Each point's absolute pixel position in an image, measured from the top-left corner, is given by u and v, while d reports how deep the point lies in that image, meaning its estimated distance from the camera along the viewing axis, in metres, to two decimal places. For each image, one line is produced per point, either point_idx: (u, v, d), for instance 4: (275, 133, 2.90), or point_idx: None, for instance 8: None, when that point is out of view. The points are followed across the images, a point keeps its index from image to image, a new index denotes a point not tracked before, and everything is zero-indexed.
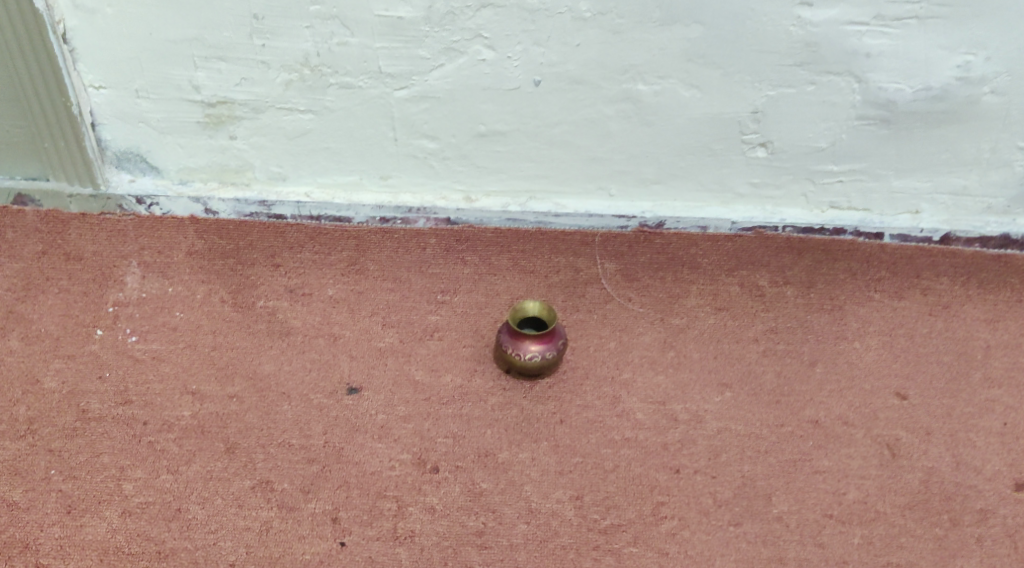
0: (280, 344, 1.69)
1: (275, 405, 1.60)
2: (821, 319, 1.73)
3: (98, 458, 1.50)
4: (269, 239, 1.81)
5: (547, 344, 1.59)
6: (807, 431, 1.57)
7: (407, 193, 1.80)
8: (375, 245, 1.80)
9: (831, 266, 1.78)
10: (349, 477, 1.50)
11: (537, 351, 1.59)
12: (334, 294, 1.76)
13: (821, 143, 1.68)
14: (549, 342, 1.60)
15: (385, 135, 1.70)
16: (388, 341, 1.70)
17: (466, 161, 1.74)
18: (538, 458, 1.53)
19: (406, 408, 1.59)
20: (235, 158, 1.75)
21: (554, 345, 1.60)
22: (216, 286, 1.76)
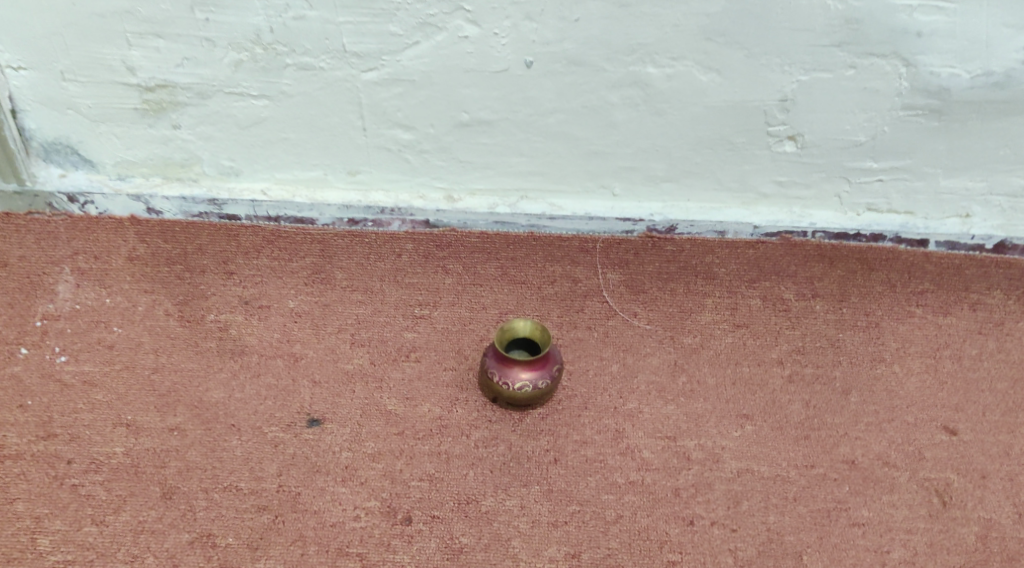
0: (232, 366, 1.47)
1: (223, 440, 1.37)
2: (855, 339, 1.50)
3: (12, 505, 1.29)
4: (221, 242, 1.58)
5: (539, 371, 1.37)
6: (842, 473, 1.35)
7: (378, 191, 1.56)
8: (343, 251, 1.57)
9: (867, 276, 1.55)
10: (306, 530, 1.28)
11: (527, 378, 1.36)
12: (295, 307, 1.53)
13: (860, 136, 1.44)
14: (541, 368, 1.37)
15: (352, 125, 1.46)
16: (357, 362, 1.47)
17: (447, 154, 1.50)
18: (528, 506, 1.31)
19: (376, 444, 1.37)
20: (179, 150, 1.52)
21: (547, 372, 1.37)
22: (161, 296, 1.53)
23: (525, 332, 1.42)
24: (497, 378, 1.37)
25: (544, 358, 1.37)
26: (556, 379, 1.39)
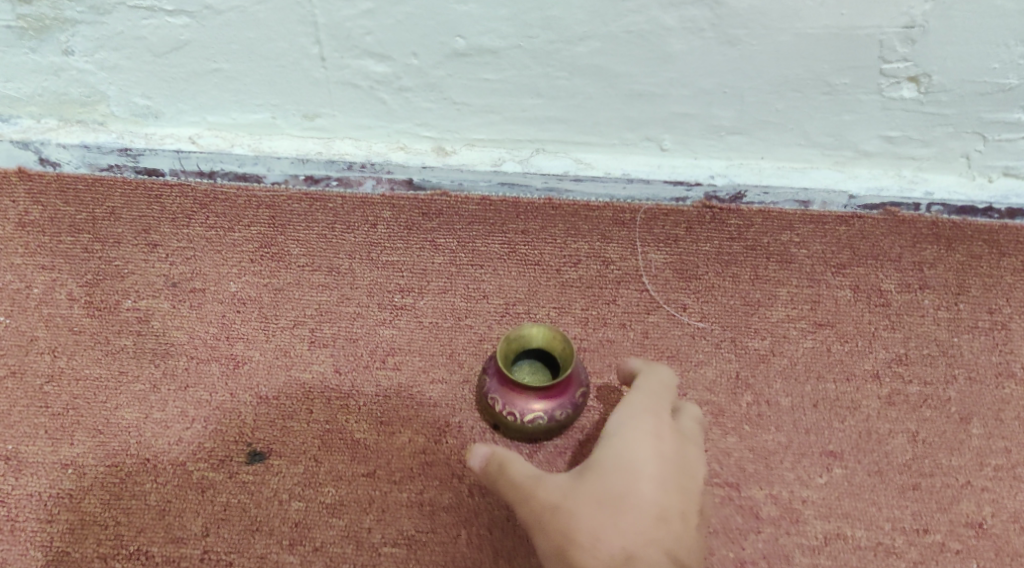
0: (151, 373, 1.11)
1: (133, 483, 1.04)
2: (978, 346, 1.13)
3: None
4: (139, 205, 1.20)
5: (554, 401, 1.00)
6: (965, 544, 1.01)
7: (343, 138, 1.18)
8: (300, 219, 1.19)
9: (996, 262, 1.17)
10: None
11: (537, 410, 1.00)
12: (238, 291, 1.16)
13: (1010, 79, 1.04)
14: (557, 396, 1.00)
15: (306, 52, 1.07)
16: (316, 370, 1.11)
17: (436, 93, 1.10)
18: None
19: (338, 491, 1.03)
20: (77, 83, 1.13)
21: (565, 401, 1.01)
22: (63, 275, 1.16)
23: (540, 342, 1.05)
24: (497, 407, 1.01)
25: (563, 383, 1.00)
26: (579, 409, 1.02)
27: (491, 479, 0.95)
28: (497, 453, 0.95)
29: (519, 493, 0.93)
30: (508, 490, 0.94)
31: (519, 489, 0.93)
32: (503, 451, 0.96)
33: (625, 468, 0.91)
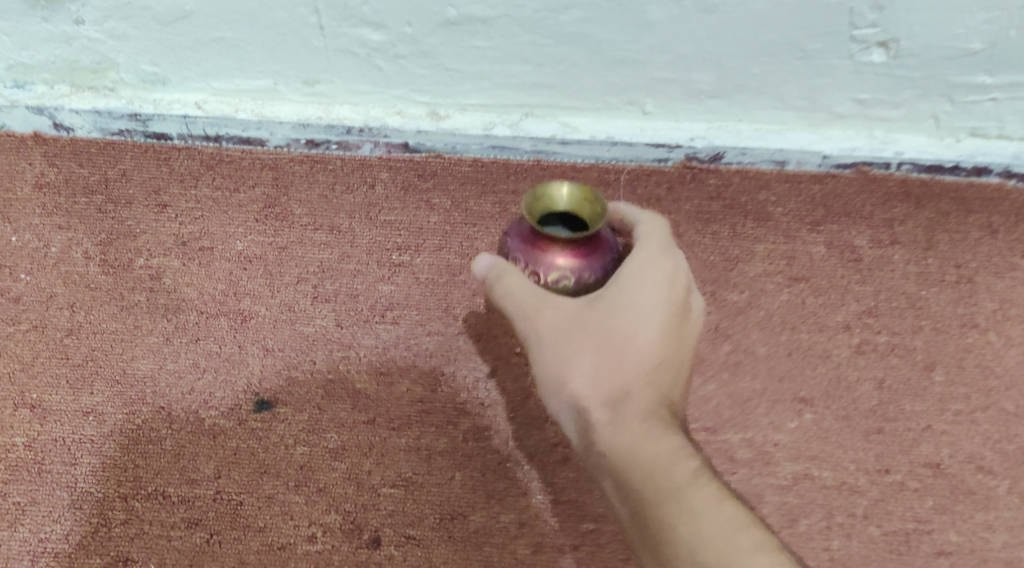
0: (164, 326, 1.18)
1: (150, 428, 1.12)
2: (944, 297, 1.19)
3: None
4: (149, 168, 1.26)
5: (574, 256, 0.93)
6: (923, 482, 1.09)
7: (343, 104, 1.22)
8: (302, 180, 1.25)
9: (963, 219, 1.22)
10: (247, 555, 1.06)
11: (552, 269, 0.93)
12: (245, 249, 1.22)
13: (974, 44, 1.08)
14: (578, 250, 0.94)
15: (305, 22, 1.12)
16: (319, 324, 1.18)
17: (429, 61, 1.16)
18: (528, 523, 1.08)
19: (340, 437, 1.11)
20: (87, 51, 1.18)
21: (588, 258, 0.94)
22: (79, 235, 1.23)
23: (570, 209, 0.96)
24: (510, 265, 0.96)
25: (584, 237, 0.93)
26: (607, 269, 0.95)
27: (495, 287, 0.96)
28: (505, 263, 0.96)
29: (525, 316, 0.96)
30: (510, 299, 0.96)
31: (526, 312, 0.95)
32: (505, 262, 0.96)
33: (634, 315, 0.96)
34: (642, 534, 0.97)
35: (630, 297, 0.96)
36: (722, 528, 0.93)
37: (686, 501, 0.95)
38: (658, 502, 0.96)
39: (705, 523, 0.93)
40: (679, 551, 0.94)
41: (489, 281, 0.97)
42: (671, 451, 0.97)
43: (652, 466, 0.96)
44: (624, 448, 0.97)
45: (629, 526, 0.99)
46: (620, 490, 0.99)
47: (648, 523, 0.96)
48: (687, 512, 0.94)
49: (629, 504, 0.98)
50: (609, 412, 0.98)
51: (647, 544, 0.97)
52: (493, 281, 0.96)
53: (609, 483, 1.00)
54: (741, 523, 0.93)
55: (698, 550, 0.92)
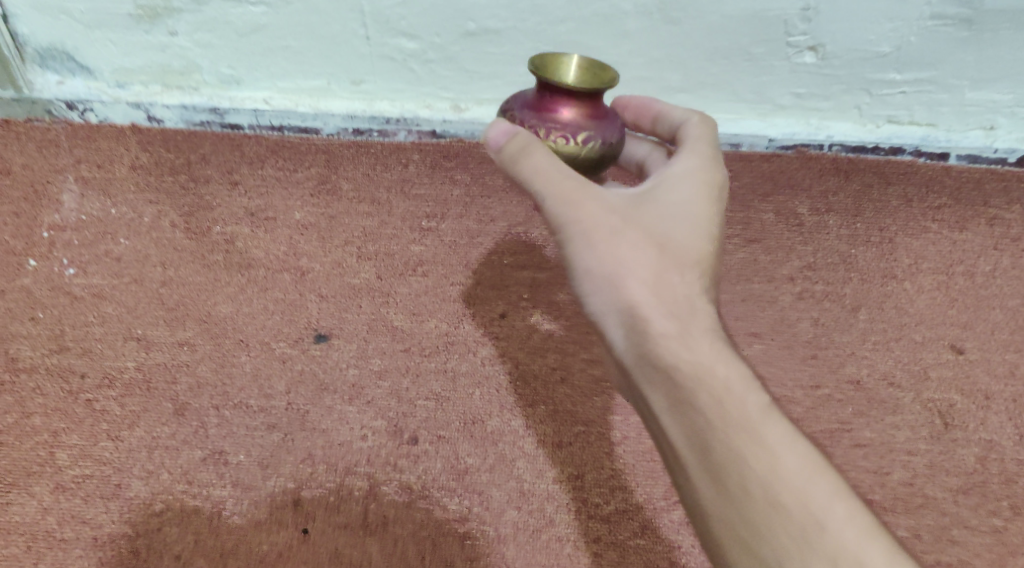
0: (240, 280, 1.46)
1: (231, 355, 1.39)
2: (868, 254, 1.47)
3: (28, 420, 1.31)
4: (224, 152, 1.54)
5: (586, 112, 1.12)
6: (847, 394, 1.35)
7: (384, 100, 1.52)
8: (348, 161, 1.53)
9: (884, 191, 1.51)
10: (314, 449, 1.28)
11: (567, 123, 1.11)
12: (301, 219, 1.50)
13: (884, 47, 1.38)
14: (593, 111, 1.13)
15: (355, 33, 1.41)
16: (364, 276, 1.46)
17: (453, 64, 1.45)
18: (533, 426, 1.31)
19: (382, 361, 1.38)
20: (178, 57, 1.47)
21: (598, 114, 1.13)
22: (165, 207, 1.51)
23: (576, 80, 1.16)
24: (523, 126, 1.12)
25: (596, 98, 1.13)
26: (611, 129, 1.14)
27: (531, 176, 1.07)
28: (536, 149, 1.08)
29: (580, 211, 1.06)
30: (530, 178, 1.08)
31: (581, 206, 1.07)
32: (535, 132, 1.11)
33: (690, 230, 1.08)
34: (692, 458, 1.05)
35: (683, 206, 1.09)
36: (801, 467, 1.02)
37: (757, 432, 1.03)
38: (722, 428, 1.03)
39: (772, 453, 1.02)
40: (744, 477, 1.02)
41: (518, 165, 1.08)
42: (732, 377, 1.05)
43: (718, 388, 1.04)
44: (681, 365, 1.05)
45: (678, 453, 1.06)
46: (672, 411, 1.06)
47: (705, 448, 1.04)
48: (757, 442, 1.03)
49: (677, 423, 1.06)
50: (665, 328, 1.06)
51: (694, 466, 1.05)
52: (523, 168, 1.08)
53: (659, 402, 1.07)
54: (811, 462, 1.02)
55: (762, 474, 1.02)
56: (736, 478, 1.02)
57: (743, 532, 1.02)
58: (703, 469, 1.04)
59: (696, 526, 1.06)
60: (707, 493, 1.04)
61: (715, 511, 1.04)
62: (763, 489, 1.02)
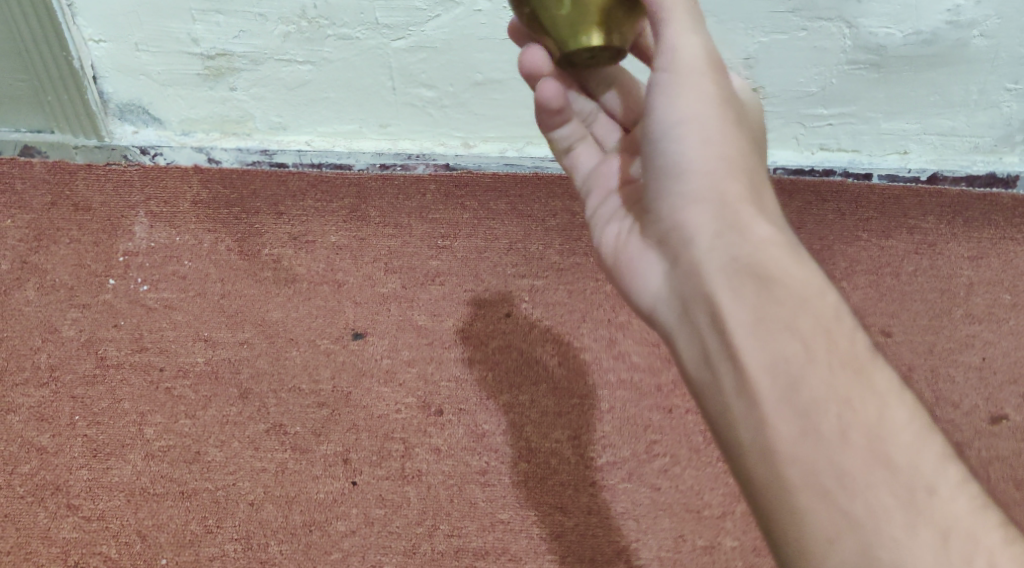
0: (286, 291, 1.71)
1: (284, 351, 1.65)
2: (811, 259, 1.76)
3: (119, 404, 1.59)
4: (272, 187, 1.81)
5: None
6: None
7: (407, 139, 1.83)
8: (376, 192, 1.81)
9: (821, 207, 1.81)
10: (358, 420, 1.58)
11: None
12: (336, 241, 1.76)
13: (811, 88, 1.71)
14: None
15: (383, 85, 1.73)
16: (391, 286, 1.72)
17: (464, 108, 1.77)
18: (537, 400, 1.60)
19: (410, 352, 1.65)
20: (236, 108, 1.79)
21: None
22: (222, 234, 1.77)
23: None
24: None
25: None
26: None
27: (673, 31, 1.19)
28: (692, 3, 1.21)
29: (704, 101, 1.19)
30: (665, 22, 1.19)
31: (706, 96, 1.19)
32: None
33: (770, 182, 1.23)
34: (778, 381, 1.09)
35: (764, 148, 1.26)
36: (905, 423, 1.09)
37: (864, 375, 1.11)
38: (824, 355, 1.11)
39: (878, 401, 1.10)
40: (847, 419, 1.08)
41: None
42: (832, 310, 1.14)
43: (825, 322, 1.13)
44: (779, 282, 1.13)
45: (758, 369, 1.10)
46: (771, 329, 1.11)
47: (799, 369, 1.10)
48: (865, 388, 1.10)
49: (764, 339, 1.10)
50: (762, 246, 1.14)
51: (776, 387, 1.09)
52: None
53: (745, 313, 1.11)
54: (915, 424, 1.10)
55: (864, 414, 1.08)
56: (827, 411, 1.08)
57: (829, 478, 1.06)
58: (788, 392, 1.09)
59: (759, 453, 1.09)
60: (785, 422, 1.08)
61: (801, 447, 1.07)
62: (865, 434, 1.08)
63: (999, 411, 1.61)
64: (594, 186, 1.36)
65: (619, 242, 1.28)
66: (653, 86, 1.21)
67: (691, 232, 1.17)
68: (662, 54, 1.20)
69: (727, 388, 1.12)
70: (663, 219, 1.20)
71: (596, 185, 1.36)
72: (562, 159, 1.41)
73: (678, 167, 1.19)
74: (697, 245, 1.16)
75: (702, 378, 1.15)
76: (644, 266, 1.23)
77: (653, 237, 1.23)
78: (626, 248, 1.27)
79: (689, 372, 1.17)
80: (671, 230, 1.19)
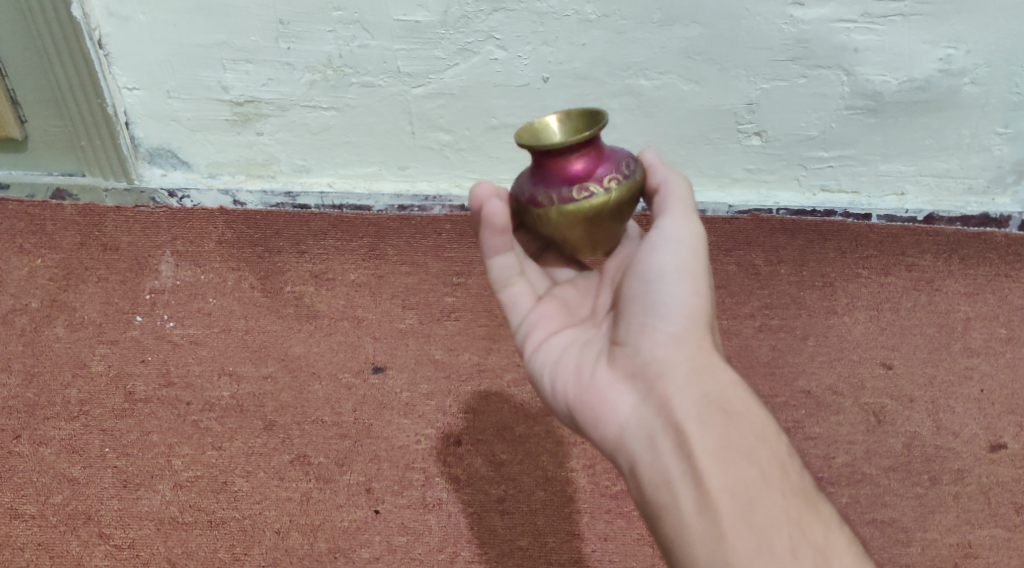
0: (308, 327, 1.77)
1: (307, 384, 1.70)
2: (813, 295, 1.83)
3: (147, 436, 1.65)
4: (294, 227, 1.88)
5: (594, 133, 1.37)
6: (800, 401, 1.70)
7: (423, 181, 1.90)
8: (394, 232, 1.87)
9: (823, 245, 1.88)
10: (379, 451, 1.64)
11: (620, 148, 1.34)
12: (356, 278, 1.83)
13: (812, 132, 1.79)
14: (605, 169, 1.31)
15: (403, 129, 1.81)
16: (409, 322, 1.78)
17: (479, 151, 1.85)
18: (552, 430, 1.66)
19: (429, 386, 1.71)
20: (261, 152, 1.86)
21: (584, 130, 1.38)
22: (245, 273, 1.84)
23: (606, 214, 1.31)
24: (607, 181, 1.30)
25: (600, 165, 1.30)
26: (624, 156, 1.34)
27: (677, 205, 1.33)
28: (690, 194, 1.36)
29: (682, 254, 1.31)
30: (671, 195, 1.34)
31: (697, 253, 1.31)
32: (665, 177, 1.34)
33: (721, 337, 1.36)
34: (736, 502, 1.17)
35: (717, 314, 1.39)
36: (846, 550, 1.18)
37: (812, 505, 1.20)
38: (778, 484, 1.20)
39: (825, 529, 1.19)
40: (796, 540, 1.16)
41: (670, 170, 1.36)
42: (785, 450, 1.24)
43: (777, 456, 1.23)
44: (741, 418, 1.23)
45: (719, 491, 1.18)
46: (731, 455, 1.20)
47: (757, 493, 1.18)
48: (811, 516, 1.19)
49: (727, 465, 1.19)
50: (729, 388, 1.25)
51: (734, 507, 1.17)
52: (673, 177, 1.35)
53: (711, 441, 1.20)
54: (854, 552, 1.19)
55: (811, 539, 1.17)
56: (779, 533, 1.16)
57: None
58: (746, 513, 1.17)
59: None
60: (742, 540, 1.15)
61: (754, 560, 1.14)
62: (813, 556, 1.16)
63: (998, 439, 1.67)
64: (537, 325, 1.39)
65: (579, 373, 1.33)
66: (655, 235, 1.32)
67: (664, 367, 1.26)
68: (667, 215, 1.33)
69: (686, 506, 1.18)
70: (637, 354, 1.29)
71: (542, 324, 1.39)
72: (499, 294, 1.41)
73: (659, 309, 1.29)
74: (670, 379, 1.25)
75: (662, 500, 1.20)
76: (608, 396, 1.29)
77: (622, 371, 1.29)
78: (586, 379, 1.32)
79: (649, 496, 1.22)
80: (644, 364, 1.27)
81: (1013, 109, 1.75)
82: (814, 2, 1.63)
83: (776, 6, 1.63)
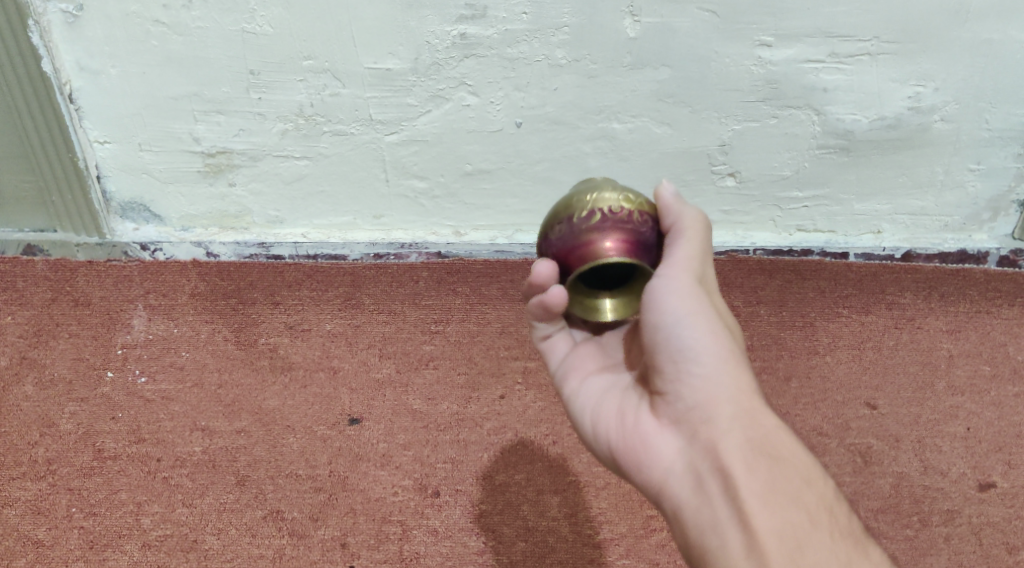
0: (283, 379, 1.73)
1: (281, 438, 1.66)
2: (794, 336, 1.80)
3: (116, 494, 1.60)
4: (270, 278, 1.85)
5: (618, 231, 1.27)
6: None
7: (399, 230, 1.89)
8: (370, 281, 1.85)
9: (800, 285, 1.86)
10: (355, 504, 1.60)
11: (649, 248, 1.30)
12: (332, 328, 1.80)
13: (785, 171, 1.80)
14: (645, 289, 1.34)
15: (377, 177, 1.80)
16: (386, 371, 1.74)
17: (454, 199, 1.84)
18: (533, 478, 1.62)
19: (406, 436, 1.67)
20: (234, 204, 1.85)
21: (603, 219, 1.27)
22: (219, 326, 1.80)
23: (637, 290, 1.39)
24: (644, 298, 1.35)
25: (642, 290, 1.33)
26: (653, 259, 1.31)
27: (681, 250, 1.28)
28: (702, 233, 1.31)
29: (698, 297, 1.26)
30: (679, 242, 1.29)
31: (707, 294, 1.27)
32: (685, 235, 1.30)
33: None
34: (785, 546, 1.16)
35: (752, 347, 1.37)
36: None
37: (861, 547, 1.19)
38: (825, 525, 1.19)
39: None
40: None
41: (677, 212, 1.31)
42: (832, 492, 1.22)
43: (824, 497, 1.21)
44: (784, 460, 1.21)
45: (768, 534, 1.16)
46: (779, 500, 1.18)
47: (805, 537, 1.17)
48: (859, 555, 1.18)
49: (774, 508, 1.18)
50: (768, 429, 1.22)
51: (783, 552, 1.15)
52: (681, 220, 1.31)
53: (757, 485, 1.18)
54: None
55: None
56: None
57: None
58: (795, 557, 1.15)
59: None
60: None
61: None
62: None
63: (987, 478, 1.64)
64: (573, 368, 1.39)
65: (620, 416, 1.31)
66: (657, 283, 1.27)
67: (701, 409, 1.24)
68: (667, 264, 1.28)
69: (735, 549, 1.17)
70: (673, 394, 1.26)
71: (578, 368, 1.39)
72: (538, 343, 1.43)
73: (687, 352, 1.25)
74: (710, 420, 1.23)
75: (710, 545, 1.18)
76: (647, 438, 1.27)
77: (662, 413, 1.27)
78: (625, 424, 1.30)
79: (694, 540, 1.20)
80: (679, 405, 1.25)
81: (984, 145, 1.77)
82: (782, 43, 1.64)
83: (744, 47, 1.64)
